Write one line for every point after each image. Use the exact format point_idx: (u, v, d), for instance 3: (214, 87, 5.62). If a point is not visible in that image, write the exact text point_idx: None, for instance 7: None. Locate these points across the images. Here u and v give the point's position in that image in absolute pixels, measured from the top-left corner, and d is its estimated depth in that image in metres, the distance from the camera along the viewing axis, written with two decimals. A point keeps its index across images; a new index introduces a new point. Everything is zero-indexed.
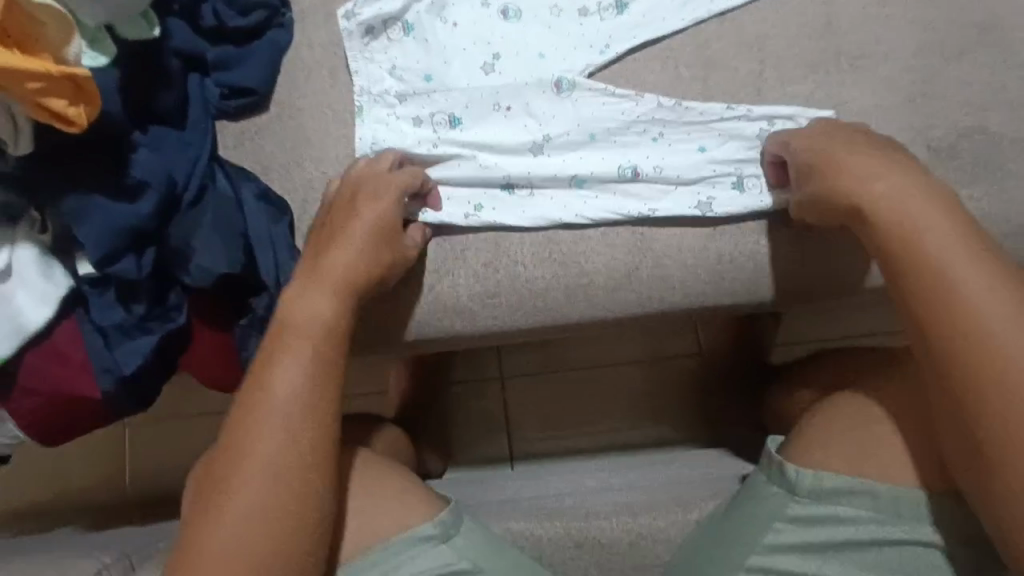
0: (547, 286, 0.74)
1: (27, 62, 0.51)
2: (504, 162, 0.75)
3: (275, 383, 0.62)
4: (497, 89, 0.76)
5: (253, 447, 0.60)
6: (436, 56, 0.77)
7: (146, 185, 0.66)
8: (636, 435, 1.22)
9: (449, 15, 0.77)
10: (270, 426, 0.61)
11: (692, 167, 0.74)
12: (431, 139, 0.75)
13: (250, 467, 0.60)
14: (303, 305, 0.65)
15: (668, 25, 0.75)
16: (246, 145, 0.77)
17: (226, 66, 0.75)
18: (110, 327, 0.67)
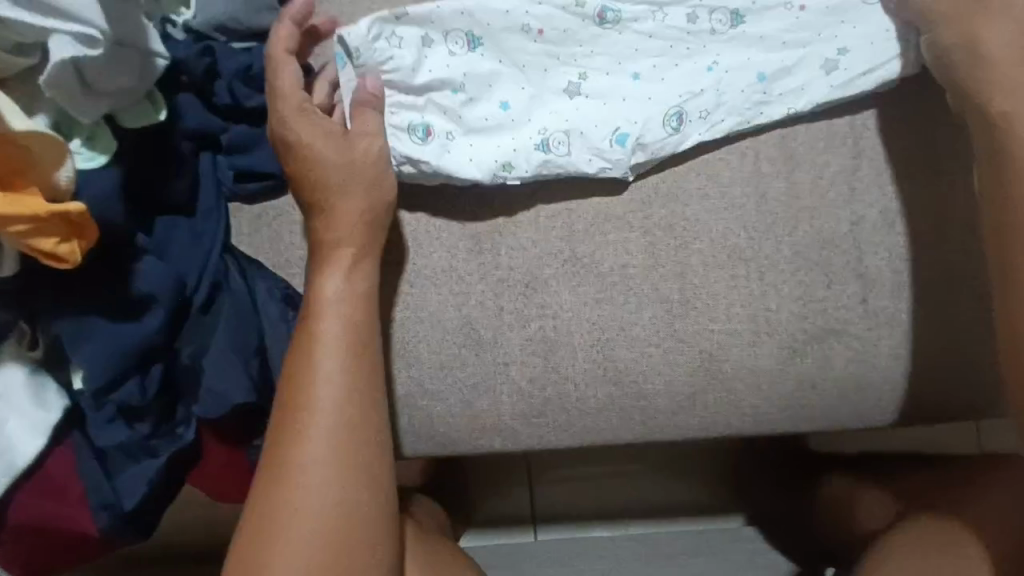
0: (599, 406, 0.66)
1: (8, 205, 0.42)
2: (536, 154, 0.64)
3: (300, 455, 0.56)
4: (551, 128, 0.65)
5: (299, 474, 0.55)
6: (478, 92, 0.65)
7: (152, 299, 0.58)
8: (677, 500, 1.05)
9: (499, 49, 0.66)
10: (312, 449, 0.56)
11: (789, 284, 0.64)
12: (461, 158, 0.64)
13: (304, 493, 0.55)
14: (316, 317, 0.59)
15: (752, 107, 0.64)
16: (263, 233, 0.68)
17: (242, 147, 0.66)
18: (113, 450, 0.60)
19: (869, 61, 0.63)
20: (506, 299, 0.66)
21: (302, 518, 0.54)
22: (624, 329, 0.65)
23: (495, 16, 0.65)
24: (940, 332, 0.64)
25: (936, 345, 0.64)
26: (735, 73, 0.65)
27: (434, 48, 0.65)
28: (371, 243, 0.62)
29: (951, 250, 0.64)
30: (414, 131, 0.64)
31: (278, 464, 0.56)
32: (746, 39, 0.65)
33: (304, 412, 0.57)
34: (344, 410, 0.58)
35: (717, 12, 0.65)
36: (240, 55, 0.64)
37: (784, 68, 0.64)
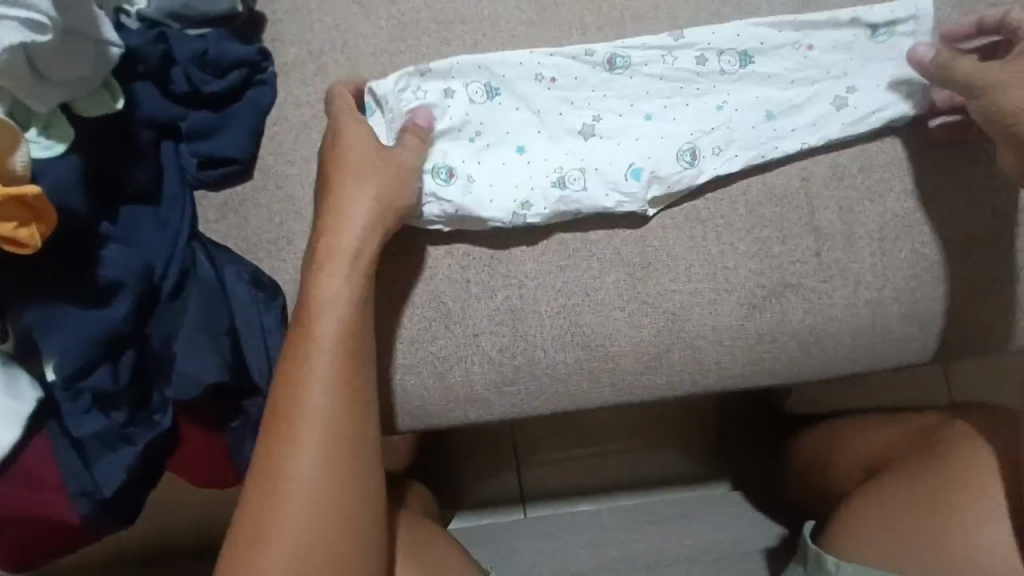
0: (568, 371, 0.67)
1: None
2: (554, 194, 0.66)
3: (318, 356, 0.57)
4: (566, 165, 0.67)
5: (286, 487, 0.54)
6: (497, 136, 0.68)
7: (120, 285, 0.59)
8: (661, 469, 1.07)
9: (513, 94, 0.68)
10: (328, 346, 0.58)
11: (749, 240, 0.66)
12: (483, 194, 0.66)
13: (291, 502, 0.54)
14: (314, 325, 0.59)
15: (769, 143, 0.66)
16: (230, 219, 0.68)
17: (205, 135, 0.67)
18: (89, 439, 0.60)
19: (880, 98, 0.66)
20: (472, 271, 0.67)
21: (288, 530, 0.53)
22: (589, 293, 0.67)
23: (509, 66, 0.68)
24: (894, 279, 0.66)
25: (890, 293, 0.66)
26: (748, 113, 0.67)
27: (455, 97, 0.68)
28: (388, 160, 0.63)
29: (899, 200, 0.66)
30: (437, 173, 0.66)
31: (292, 388, 0.57)
32: (755, 81, 0.68)
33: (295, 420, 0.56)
34: (335, 416, 0.56)
35: (725, 53, 0.68)
36: (195, 43, 0.65)
37: (794, 106, 0.67)
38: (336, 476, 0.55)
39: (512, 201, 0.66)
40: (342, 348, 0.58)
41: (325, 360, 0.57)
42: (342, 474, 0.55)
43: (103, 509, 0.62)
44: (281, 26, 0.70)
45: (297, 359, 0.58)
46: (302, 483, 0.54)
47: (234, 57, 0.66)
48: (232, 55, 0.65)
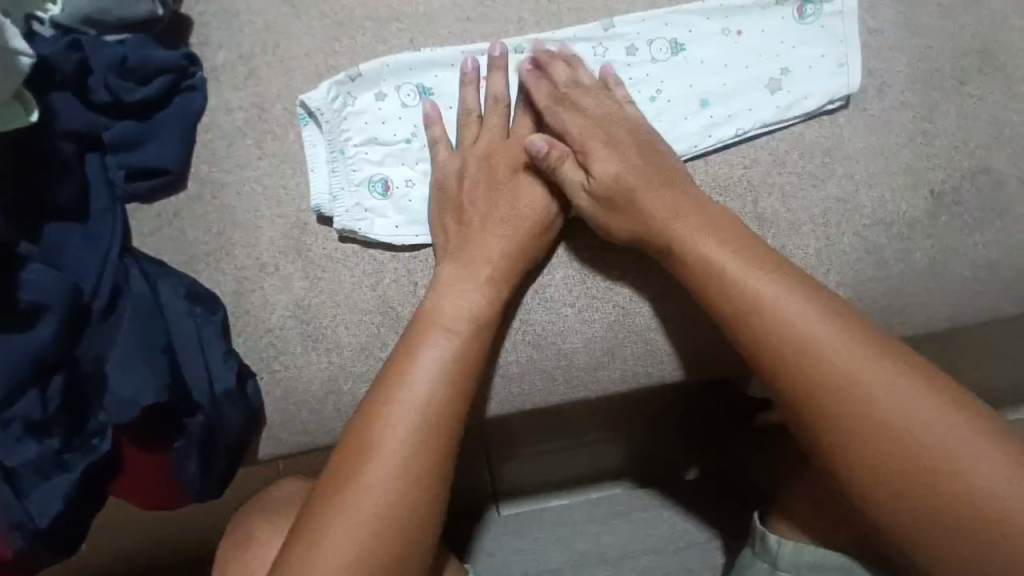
0: (521, 371, 0.67)
1: None
2: None
3: (433, 353, 0.58)
4: None
5: (371, 474, 0.53)
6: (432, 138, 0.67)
7: (43, 308, 0.56)
8: (628, 458, 1.08)
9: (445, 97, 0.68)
10: (448, 342, 0.59)
11: None
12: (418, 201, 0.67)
13: (372, 495, 0.53)
14: (445, 305, 0.60)
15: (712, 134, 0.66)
16: (165, 232, 0.66)
17: (131, 146, 0.64)
18: (23, 468, 0.57)
19: (809, 83, 0.66)
20: (419, 273, 0.66)
21: (366, 517, 0.52)
22: (539, 291, 0.66)
23: (439, 68, 0.67)
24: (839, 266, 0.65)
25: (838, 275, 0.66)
26: (687, 104, 0.67)
27: (386, 101, 0.67)
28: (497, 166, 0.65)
29: (844, 185, 0.66)
30: (374, 186, 0.67)
31: (404, 379, 0.57)
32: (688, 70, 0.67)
33: (400, 407, 0.56)
34: (439, 414, 0.56)
35: (657, 42, 0.67)
36: (114, 49, 0.62)
37: (728, 92, 0.66)
38: (424, 475, 0.54)
39: None
40: (462, 345, 0.59)
41: (440, 356, 0.58)
42: (428, 475, 0.54)
43: (42, 542, 0.60)
44: (207, 29, 0.68)
45: (419, 349, 0.58)
46: (386, 475, 0.53)
47: (158, 64, 0.63)
48: (156, 62, 0.63)
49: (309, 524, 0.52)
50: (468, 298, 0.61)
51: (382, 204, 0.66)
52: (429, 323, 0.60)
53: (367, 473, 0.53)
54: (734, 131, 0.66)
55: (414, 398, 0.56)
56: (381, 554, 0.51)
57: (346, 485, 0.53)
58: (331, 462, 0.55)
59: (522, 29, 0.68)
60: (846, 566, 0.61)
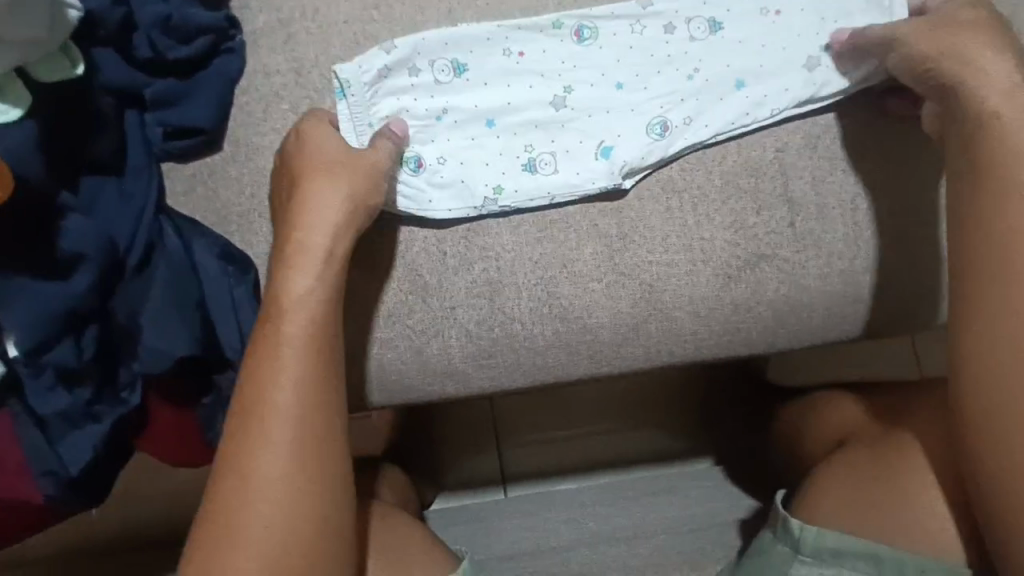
0: (546, 344, 0.67)
1: None
2: (529, 180, 0.67)
3: (273, 366, 0.57)
4: (533, 143, 0.68)
5: (241, 500, 0.54)
6: (467, 113, 0.68)
7: (82, 257, 0.57)
8: (642, 447, 1.07)
9: (482, 72, 0.68)
10: (286, 347, 0.57)
11: (727, 212, 0.66)
12: (456, 175, 0.67)
13: (257, 500, 0.54)
14: (286, 304, 0.59)
15: (745, 114, 0.66)
16: (199, 192, 0.67)
17: (169, 103, 0.65)
18: (53, 416, 0.58)
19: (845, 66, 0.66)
20: (449, 243, 0.67)
21: (252, 538, 0.54)
22: (567, 266, 0.67)
23: (476, 42, 0.67)
24: (865, 250, 0.67)
25: (866, 257, 0.67)
26: (723, 84, 0.67)
27: (421, 75, 0.67)
28: (337, 159, 0.63)
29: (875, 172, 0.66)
30: (407, 162, 0.67)
31: (248, 396, 0.57)
32: (723, 51, 0.68)
33: (264, 415, 0.56)
34: (306, 413, 0.56)
35: (693, 21, 0.68)
36: (159, 7, 0.63)
37: (762, 75, 0.67)
38: (307, 468, 0.56)
39: (487, 181, 0.67)
40: (313, 343, 0.58)
41: (291, 362, 0.57)
42: (311, 467, 0.56)
43: (72, 489, 0.61)
44: None
45: (268, 359, 0.57)
46: (257, 495, 0.54)
47: (199, 23, 0.64)
48: (197, 21, 0.64)
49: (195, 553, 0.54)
50: (292, 301, 0.59)
51: (413, 179, 0.66)
52: (266, 339, 0.58)
53: (234, 500, 0.54)
54: (770, 112, 0.66)
55: (261, 413, 0.56)
56: (285, 545, 0.54)
57: (217, 511, 0.55)
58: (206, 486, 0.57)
59: (560, 5, 0.68)
60: (871, 553, 0.61)
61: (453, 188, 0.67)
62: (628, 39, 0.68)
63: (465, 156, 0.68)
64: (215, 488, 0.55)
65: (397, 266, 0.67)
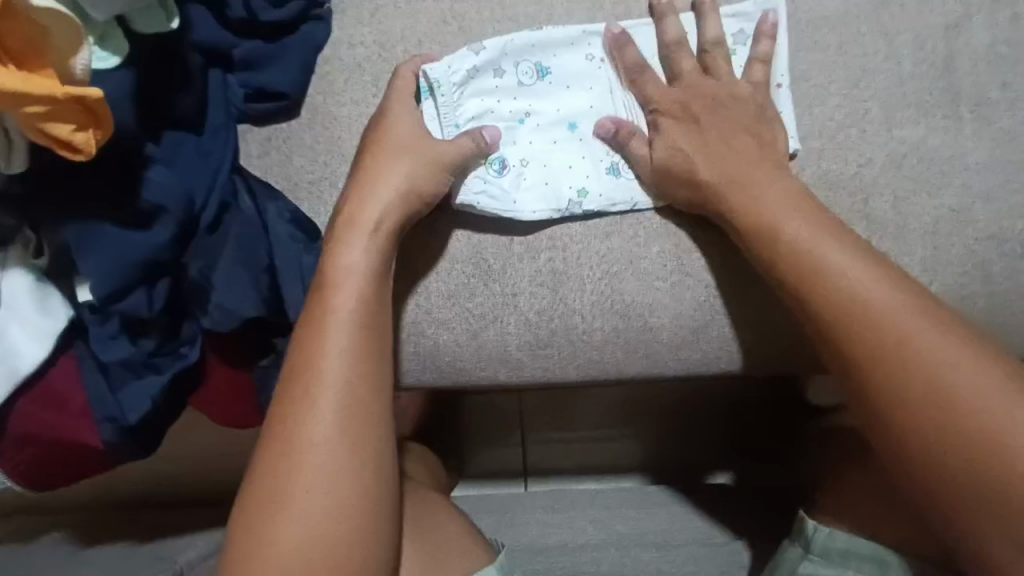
0: (604, 339, 0.67)
1: (28, 81, 0.41)
2: (612, 186, 0.66)
3: (329, 338, 0.56)
4: (616, 148, 0.67)
5: (290, 471, 0.53)
6: (550, 117, 0.67)
7: (161, 209, 0.57)
8: (666, 458, 1.06)
9: (566, 74, 0.67)
10: (342, 321, 0.57)
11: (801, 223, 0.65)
12: (540, 177, 0.66)
13: (302, 476, 0.53)
14: (343, 274, 0.59)
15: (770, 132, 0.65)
16: (272, 156, 0.67)
17: (255, 66, 0.65)
18: (116, 365, 0.59)
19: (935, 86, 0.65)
20: (517, 230, 0.67)
21: (301, 509, 0.53)
22: (633, 262, 0.66)
23: (560, 43, 0.67)
24: (943, 274, 0.64)
25: (944, 280, 0.64)
26: (813, 92, 0.65)
27: (504, 77, 0.67)
28: (402, 138, 0.63)
29: (959, 195, 0.64)
30: (492, 162, 0.66)
31: (300, 367, 0.56)
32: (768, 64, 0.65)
33: (310, 391, 0.55)
34: (357, 386, 0.56)
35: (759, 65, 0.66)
36: None
37: (854, 85, 0.65)
38: (355, 439, 0.55)
39: (570, 185, 0.66)
40: (367, 317, 0.58)
41: (339, 340, 0.56)
42: (363, 438, 0.55)
43: (129, 438, 0.61)
44: None
45: (315, 338, 0.57)
46: (308, 466, 0.54)
47: None
48: None
49: (242, 520, 0.54)
50: (348, 274, 0.59)
51: (498, 180, 0.66)
52: (321, 311, 0.58)
53: (281, 470, 0.53)
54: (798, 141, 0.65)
55: (313, 383, 0.55)
56: (333, 517, 0.53)
57: (265, 480, 0.54)
58: (255, 454, 0.56)
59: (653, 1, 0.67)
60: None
61: (536, 190, 0.66)
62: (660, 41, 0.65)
63: (546, 155, 0.67)
64: (264, 457, 0.55)
65: (463, 249, 0.67)
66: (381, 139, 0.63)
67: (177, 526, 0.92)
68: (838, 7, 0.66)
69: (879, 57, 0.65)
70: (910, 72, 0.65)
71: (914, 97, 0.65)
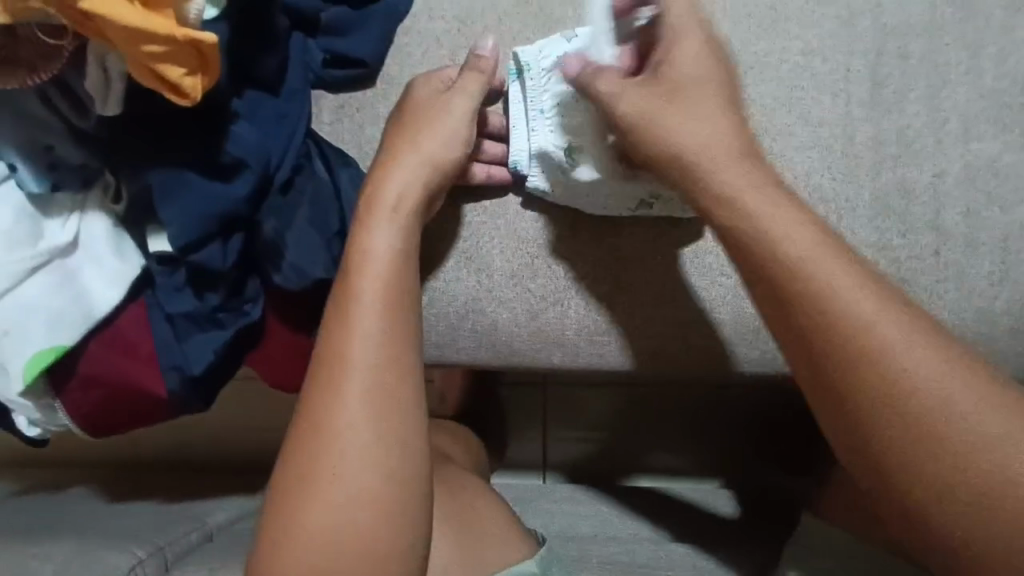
0: (662, 329, 0.67)
1: (150, 20, 0.42)
2: None
3: (366, 314, 0.54)
4: None
5: (332, 447, 0.51)
6: None
7: (243, 164, 0.58)
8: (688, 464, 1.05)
9: None
10: (381, 297, 0.55)
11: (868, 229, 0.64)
12: None
13: (346, 452, 0.51)
14: (368, 252, 0.56)
15: (860, 152, 0.65)
16: (345, 123, 0.67)
17: (338, 32, 0.65)
18: (182, 316, 0.59)
19: (1006, 99, 0.65)
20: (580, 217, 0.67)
21: (346, 485, 0.51)
22: (696, 255, 0.66)
23: None
24: (1008, 288, 0.64)
25: (1010, 295, 0.64)
26: (893, 99, 0.65)
27: None
28: (430, 119, 0.61)
29: None
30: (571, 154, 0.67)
31: (336, 344, 0.54)
32: (864, 87, 0.65)
33: (348, 367, 0.53)
34: (385, 368, 0.53)
35: None
36: None
37: (932, 93, 0.65)
38: (392, 417, 0.53)
39: None
40: (406, 295, 0.56)
41: (376, 316, 0.54)
42: (392, 423, 0.52)
43: (192, 389, 0.61)
44: None
45: (346, 316, 0.54)
46: (351, 442, 0.51)
47: None
48: None
49: (283, 499, 0.52)
50: (382, 251, 0.56)
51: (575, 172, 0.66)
52: (355, 288, 0.55)
53: (322, 447, 0.51)
54: None
55: (352, 359, 0.53)
56: (374, 494, 0.51)
57: (306, 457, 0.52)
58: (290, 432, 0.54)
59: None
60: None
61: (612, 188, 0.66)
62: (771, 52, 0.66)
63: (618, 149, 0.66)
64: (303, 434, 0.52)
65: (530, 231, 0.67)
66: (406, 118, 0.61)
67: (207, 489, 0.92)
68: (921, 15, 0.66)
69: (959, 69, 0.65)
70: (990, 86, 0.65)
71: (993, 110, 0.65)
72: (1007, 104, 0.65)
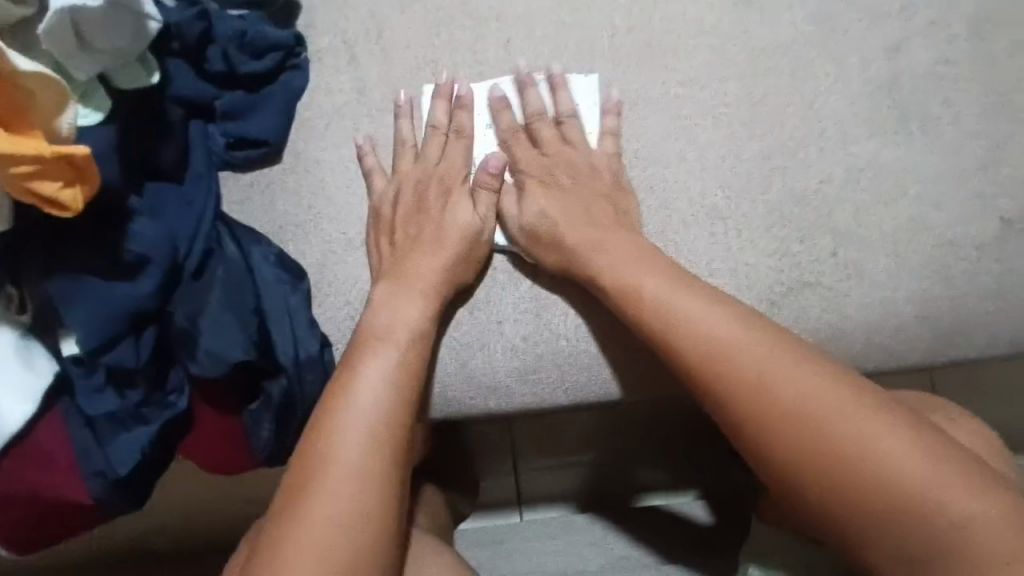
0: (590, 362, 0.68)
1: (16, 144, 0.45)
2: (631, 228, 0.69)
3: (371, 378, 0.56)
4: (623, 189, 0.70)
5: (311, 505, 0.50)
6: None
7: (147, 259, 0.58)
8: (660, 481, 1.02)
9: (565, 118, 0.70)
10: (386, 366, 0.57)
11: (769, 240, 0.67)
12: None
13: (323, 510, 0.50)
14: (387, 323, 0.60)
15: (751, 169, 0.68)
16: (255, 201, 0.67)
17: (237, 115, 0.67)
18: (103, 418, 0.59)
19: (876, 104, 0.69)
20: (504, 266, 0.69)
21: (316, 546, 0.48)
22: None
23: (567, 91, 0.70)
24: (905, 280, 0.67)
25: (908, 286, 0.67)
26: (774, 116, 0.69)
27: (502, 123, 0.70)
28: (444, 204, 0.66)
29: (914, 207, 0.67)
30: None
31: (338, 404, 0.55)
32: (746, 107, 0.69)
33: (342, 427, 0.53)
34: (380, 430, 0.54)
35: None
36: (234, 23, 0.66)
37: (810, 105, 0.69)
38: (375, 480, 0.52)
39: None
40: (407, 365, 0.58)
41: (380, 379, 0.56)
42: (376, 487, 0.52)
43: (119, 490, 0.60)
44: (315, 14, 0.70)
45: (353, 378, 0.56)
46: (329, 501, 0.50)
47: (273, 39, 0.67)
48: (272, 37, 0.67)
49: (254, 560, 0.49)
50: (398, 328, 0.60)
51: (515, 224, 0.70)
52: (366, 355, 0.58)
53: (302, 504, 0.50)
54: None
55: (351, 418, 0.54)
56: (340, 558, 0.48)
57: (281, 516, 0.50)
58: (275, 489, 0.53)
59: (614, 36, 0.70)
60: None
61: None
62: (652, 86, 0.69)
63: (525, 191, 0.68)
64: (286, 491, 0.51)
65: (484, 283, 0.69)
66: (398, 203, 0.66)
67: None
68: (788, 35, 0.70)
69: (832, 81, 0.69)
70: (861, 93, 0.69)
71: (868, 115, 0.69)
72: (878, 107, 0.69)
